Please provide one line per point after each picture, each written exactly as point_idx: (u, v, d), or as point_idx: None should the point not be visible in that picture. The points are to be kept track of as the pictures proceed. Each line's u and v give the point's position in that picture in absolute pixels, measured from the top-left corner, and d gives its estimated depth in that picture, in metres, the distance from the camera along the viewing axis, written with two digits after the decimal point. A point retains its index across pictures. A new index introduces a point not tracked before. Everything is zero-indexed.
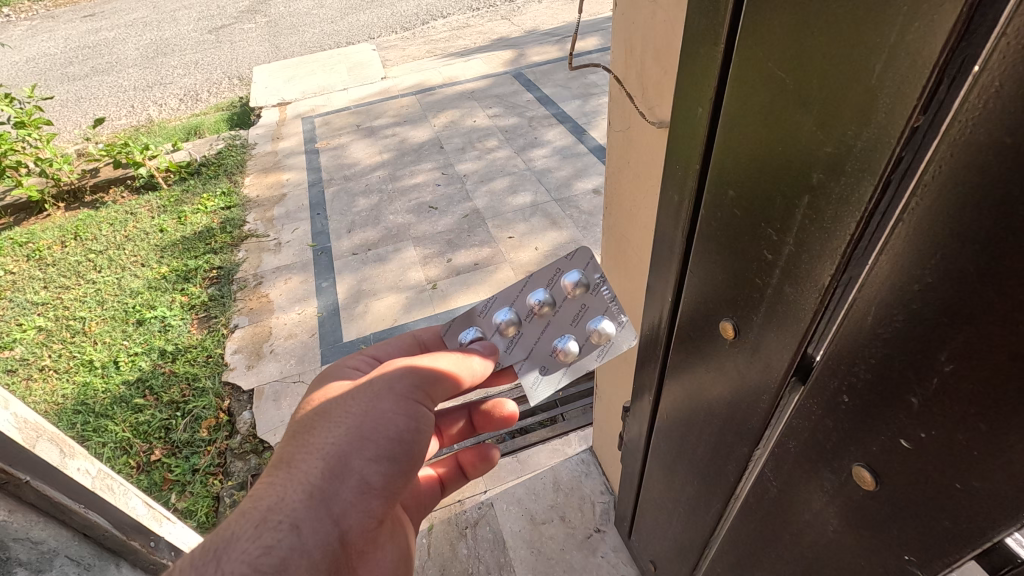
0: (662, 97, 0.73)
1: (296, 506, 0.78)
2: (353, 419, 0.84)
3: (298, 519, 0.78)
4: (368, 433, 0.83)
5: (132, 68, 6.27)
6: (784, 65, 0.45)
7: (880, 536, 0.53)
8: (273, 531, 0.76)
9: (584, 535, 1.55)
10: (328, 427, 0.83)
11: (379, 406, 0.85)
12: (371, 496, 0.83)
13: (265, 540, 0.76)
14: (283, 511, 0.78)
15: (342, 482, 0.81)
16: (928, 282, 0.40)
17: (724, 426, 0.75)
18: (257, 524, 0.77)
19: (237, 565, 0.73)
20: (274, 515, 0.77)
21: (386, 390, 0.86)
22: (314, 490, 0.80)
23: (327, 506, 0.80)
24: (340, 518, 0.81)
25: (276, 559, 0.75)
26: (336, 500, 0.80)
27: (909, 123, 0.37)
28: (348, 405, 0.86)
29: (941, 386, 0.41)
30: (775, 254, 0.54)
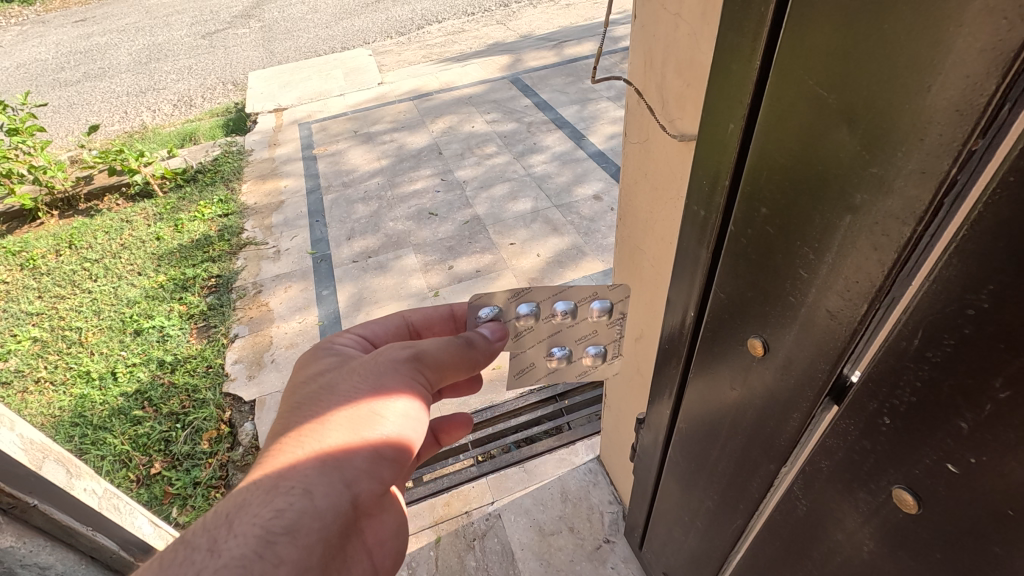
0: (685, 110, 0.72)
1: (308, 473, 0.75)
2: (363, 393, 0.82)
3: (310, 484, 0.75)
4: (378, 407, 0.81)
5: (124, 73, 6.22)
6: (825, 84, 0.44)
7: (917, 557, 0.53)
8: (285, 496, 0.73)
9: (593, 546, 1.54)
10: (338, 400, 0.82)
11: (385, 382, 0.84)
12: (382, 466, 0.81)
13: (277, 504, 0.72)
14: (295, 476, 0.75)
15: (354, 452, 0.79)
16: (983, 307, 0.38)
17: (749, 441, 0.74)
18: (269, 490, 0.74)
19: (250, 528, 0.70)
20: (286, 480, 0.74)
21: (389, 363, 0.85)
22: (326, 456, 0.77)
23: (340, 472, 0.77)
24: (351, 483, 0.77)
25: (287, 521, 0.71)
26: (347, 467, 0.78)
27: (966, 146, 0.37)
28: (356, 378, 0.84)
29: (996, 412, 0.40)
30: (810, 273, 0.53)
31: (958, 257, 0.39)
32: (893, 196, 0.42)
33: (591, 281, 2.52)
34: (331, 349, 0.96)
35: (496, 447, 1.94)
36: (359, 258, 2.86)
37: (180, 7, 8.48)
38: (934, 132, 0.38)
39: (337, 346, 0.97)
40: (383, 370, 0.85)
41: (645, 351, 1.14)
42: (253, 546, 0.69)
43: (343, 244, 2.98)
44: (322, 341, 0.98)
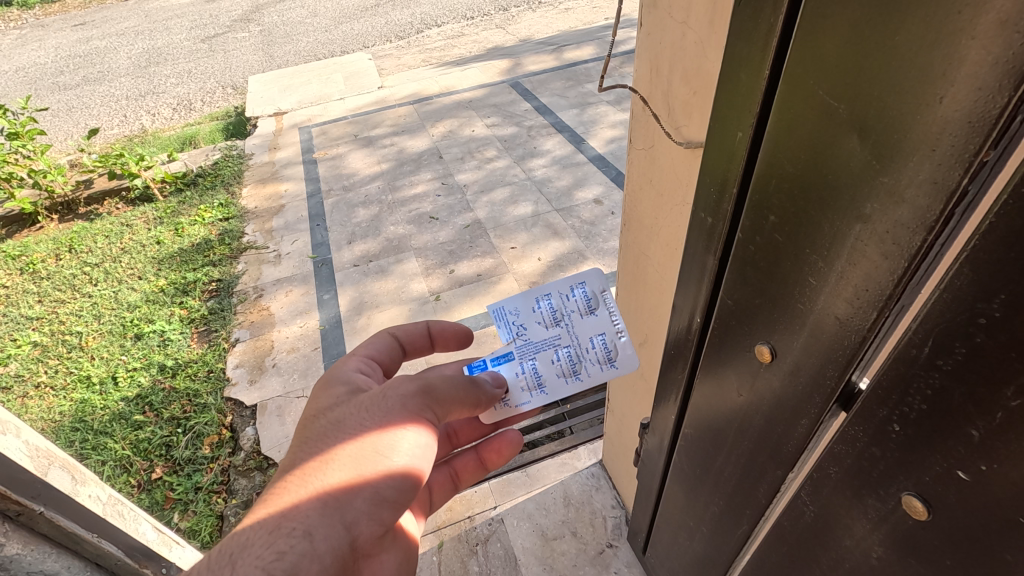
0: (691, 117, 0.72)
1: (308, 514, 0.75)
2: (368, 431, 0.81)
3: (311, 526, 0.75)
4: (383, 446, 0.80)
5: (124, 77, 6.22)
6: (835, 94, 0.44)
7: (927, 563, 0.53)
8: (287, 538, 0.73)
9: (596, 551, 1.54)
10: (343, 435, 0.81)
11: (392, 418, 0.83)
12: (384, 507, 0.80)
13: (278, 546, 0.72)
14: (296, 518, 0.75)
15: (356, 493, 0.78)
16: (995, 315, 0.39)
17: (756, 446, 0.75)
18: (271, 530, 0.74)
19: (251, 569, 0.70)
20: (287, 522, 0.75)
21: (398, 402, 0.84)
22: (327, 497, 0.77)
23: (340, 513, 0.77)
24: (351, 525, 0.77)
25: (288, 564, 0.71)
26: (348, 508, 0.77)
27: (978, 157, 0.37)
28: (362, 414, 0.84)
29: (1006, 419, 0.41)
30: (819, 280, 0.54)
31: (969, 266, 0.39)
32: (903, 206, 0.43)
33: None
34: (344, 378, 0.96)
35: None
36: (360, 262, 2.86)
37: (180, 12, 8.50)
38: (946, 144, 0.38)
39: (349, 375, 0.96)
40: (390, 407, 0.84)
41: (650, 356, 1.14)
42: None
43: (344, 248, 2.98)
44: (333, 370, 0.98)
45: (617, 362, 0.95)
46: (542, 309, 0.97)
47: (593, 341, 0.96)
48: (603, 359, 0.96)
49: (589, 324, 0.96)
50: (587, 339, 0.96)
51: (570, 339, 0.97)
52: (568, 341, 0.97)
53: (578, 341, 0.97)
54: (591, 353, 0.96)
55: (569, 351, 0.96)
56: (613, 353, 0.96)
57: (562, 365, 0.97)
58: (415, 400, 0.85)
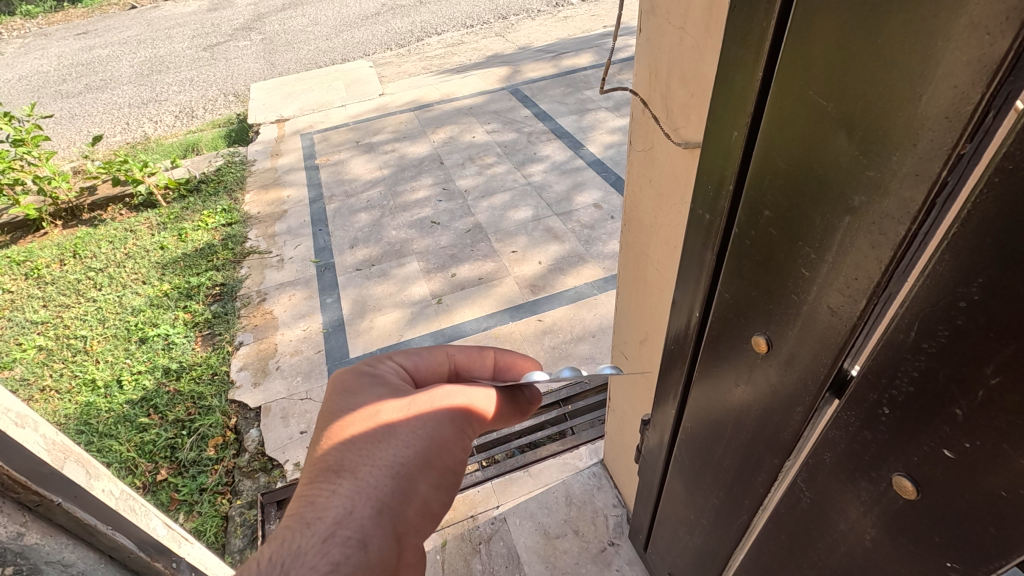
0: (688, 120, 0.75)
1: (364, 522, 0.73)
2: (421, 445, 0.80)
3: (366, 535, 0.72)
4: (436, 461, 0.81)
5: (127, 85, 6.27)
6: (823, 92, 0.47)
7: (917, 542, 0.55)
8: (341, 547, 0.71)
9: (597, 549, 1.55)
10: (394, 444, 0.79)
11: (444, 434, 0.82)
12: (429, 519, 0.80)
13: (332, 556, 0.69)
14: (351, 525, 0.72)
15: (409, 503, 0.77)
16: (974, 299, 0.41)
17: (754, 437, 0.77)
18: (324, 538, 0.71)
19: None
20: (342, 530, 0.72)
21: (448, 419, 0.83)
22: (383, 507, 0.75)
23: (393, 523, 0.75)
24: (401, 535, 0.76)
25: None
26: (399, 519, 0.76)
27: (955, 150, 0.40)
28: (416, 425, 0.81)
29: (987, 397, 0.43)
30: (812, 272, 0.56)
31: (949, 252, 0.42)
32: (889, 198, 0.46)
33: (593, 288, 2.54)
34: (371, 376, 0.89)
35: (501, 454, 1.96)
36: (362, 266, 2.89)
37: (182, 20, 8.56)
38: (926, 138, 0.41)
39: (382, 373, 0.90)
40: (442, 420, 0.83)
41: (650, 354, 1.16)
42: None
43: (346, 252, 3.00)
44: (353, 366, 0.92)
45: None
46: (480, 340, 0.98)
47: None
48: None
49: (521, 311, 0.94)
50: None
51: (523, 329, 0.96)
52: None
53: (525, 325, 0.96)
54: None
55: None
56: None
57: None
58: (464, 418, 0.85)
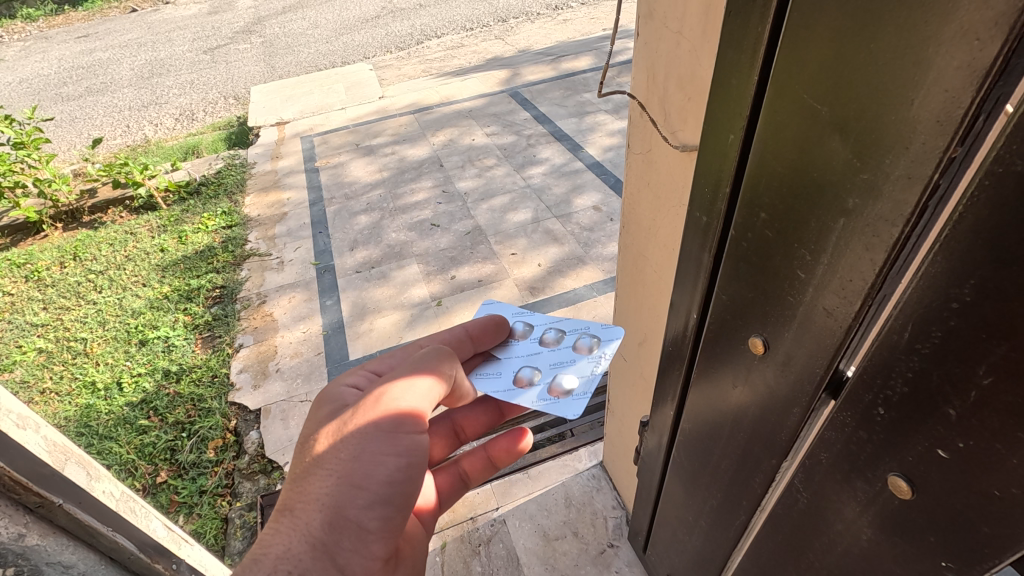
0: (686, 123, 0.76)
1: (302, 558, 0.80)
2: (346, 467, 0.85)
3: (304, 571, 0.79)
4: (360, 480, 0.86)
5: (128, 87, 6.28)
6: (818, 96, 0.48)
7: (912, 542, 0.56)
8: None
9: (597, 551, 1.55)
10: (322, 474, 0.85)
11: (370, 450, 0.87)
12: (372, 542, 0.87)
13: None
14: (291, 560, 0.79)
15: (341, 533, 0.84)
16: (966, 300, 0.42)
17: (751, 437, 0.77)
18: (268, 574, 0.78)
19: None
20: (283, 565, 0.79)
21: (373, 433, 0.87)
22: (318, 542, 0.82)
23: (330, 557, 0.82)
24: (343, 566, 0.84)
25: None
26: (339, 550, 0.83)
27: (947, 153, 0.41)
28: (341, 448, 0.86)
29: (980, 398, 0.44)
30: (808, 274, 0.57)
31: (942, 254, 0.42)
32: (882, 201, 0.46)
33: (592, 290, 2.55)
34: (332, 399, 0.96)
35: None
36: (362, 268, 2.89)
37: (183, 24, 8.58)
38: (919, 141, 0.42)
39: (341, 395, 0.97)
40: (366, 436, 0.87)
41: (649, 356, 1.17)
42: None
43: (346, 255, 3.01)
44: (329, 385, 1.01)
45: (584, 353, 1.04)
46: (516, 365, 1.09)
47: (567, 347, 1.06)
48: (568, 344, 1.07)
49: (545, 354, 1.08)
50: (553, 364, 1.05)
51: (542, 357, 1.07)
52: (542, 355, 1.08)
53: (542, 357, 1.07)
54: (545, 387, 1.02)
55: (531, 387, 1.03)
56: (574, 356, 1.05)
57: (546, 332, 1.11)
58: (389, 424, 0.88)
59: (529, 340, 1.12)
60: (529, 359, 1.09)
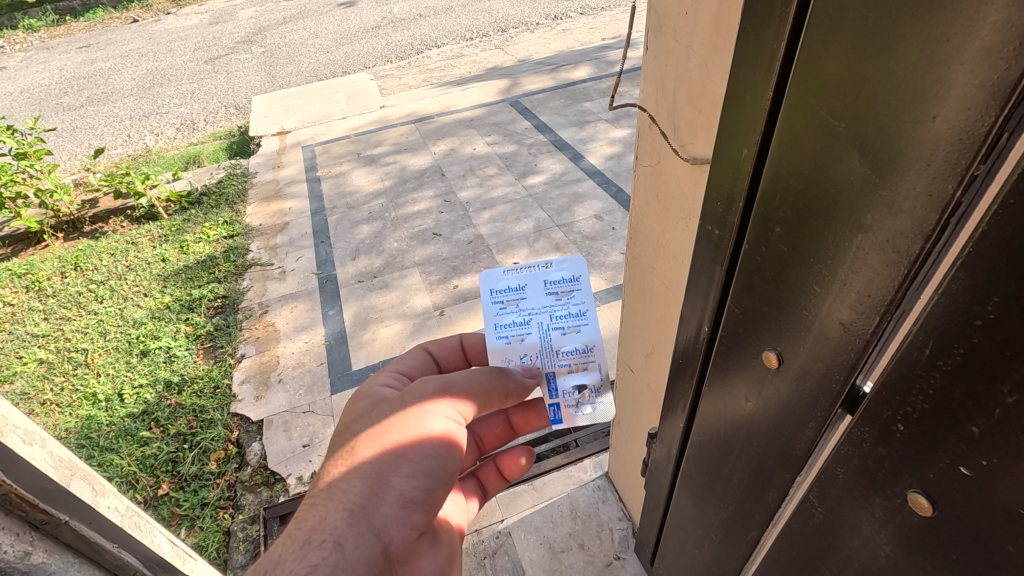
0: (696, 136, 0.76)
1: (337, 525, 0.80)
2: (392, 438, 0.87)
3: (341, 537, 0.79)
4: (403, 450, 0.87)
5: (128, 98, 6.31)
6: (835, 112, 0.48)
7: (933, 559, 0.55)
8: (318, 550, 0.77)
9: (603, 563, 1.54)
10: (367, 444, 0.88)
11: (415, 421, 0.89)
12: (412, 510, 0.86)
13: (311, 559, 0.76)
14: (326, 530, 0.79)
15: (382, 499, 0.84)
16: (990, 317, 0.42)
17: (764, 450, 0.77)
18: (302, 544, 0.78)
19: None
20: (318, 534, 0.79)
21: (419, 408, 0.91)
22: (355, 507, 0.82)
23: (369, 522, 0.82)
24: (381, 532, 0.82)
25: None
26: (376, 515, 0.83)
27: (969, 171, 0.40)
28: (386, 423, 0.90)
29: (1005, 415, 0.43)
30: (824, 287, 0.56)
31: (964, 271, 0.42)
32: (901, 217, 0.46)
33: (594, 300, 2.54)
34: (372, 397, 1.01)
35: None
36: (364, 278, 2.88)
37: (184, 34, 8.61)
38: (939, 158, 0.42)
39: (378, 393, 1.00)
40: (412, 411, 0.91)
41: (657, 367, 1.16)
42: None
43: (348, 264, 3.01)
44: (361, 390, 1.04)
45: (576, 273, 1.05)
46: (508, 334, 1.07)
47: (550, 290, 1.06)
48: (569, 289, 1.06)
49: (534, 295, 1.07)
50: (544, 296, 1.07)
51: (542, 313, 1.06)
52: (548, 318, 1.07)
53: (542, 308, 1.07)
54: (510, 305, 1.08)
55: (509, 322, 1.07)
56: (567, 276, 1.06)
57: (567, 325, 1.06)
58: (438, 402, 0.93)
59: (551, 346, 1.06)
60: (544, 324, 1.06)
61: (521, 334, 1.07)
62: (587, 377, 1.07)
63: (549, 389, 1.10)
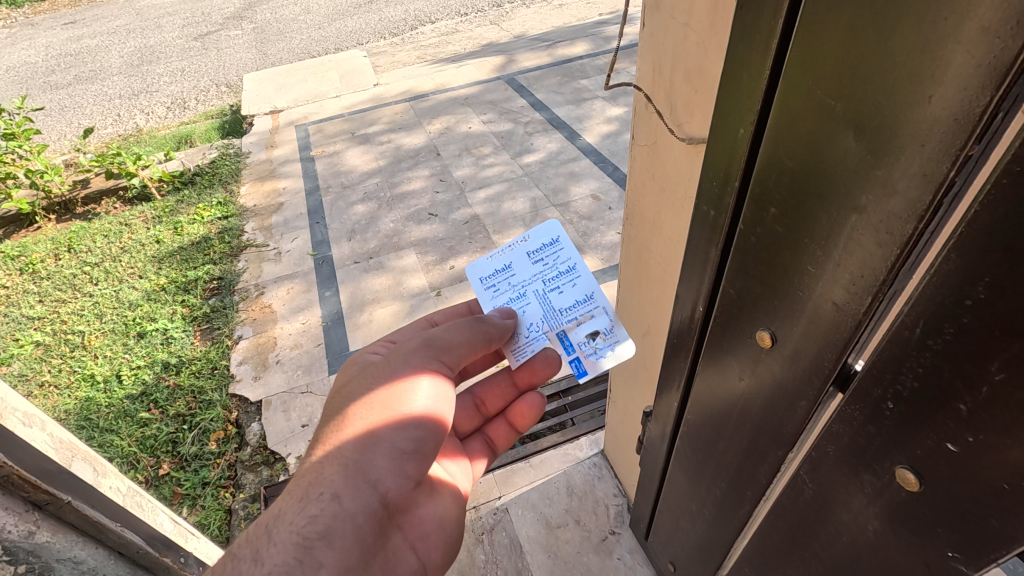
0: (693, 115, 0.75)
1: (334, 479, 0.83)
2: (379, 392, 0.90)
3: (338, 490, 0.82)
4: (391, 404, 0.88)
5: (116, 76, 6.18)
6: (832, 93, 0.47)
7: (919, 533, 0.56)
8: (317, 502, 0.81)
9: (599, 538, 1.57)
10: (356, 400, 0.90)
11: (400, 376, 0.91)
12: (405, 460, 0.88)
13: (310, 511, 0.80)
14: (323, 484, 0.82)
15: (374, 452, 0.86)
16: (980, 297, 0.42)
17: (757, 427, 0.78)
18: (302, 498, 0.82)
19: (287, 535, 0.78)
20: (316, 488, 0.82)
21: (403, 363, 0.93)
22: (349, 462, 0.84)
23: (363, 475, 0.84)
24: (376, 483, 0.85)
25: (321, 527, 0.79)
26: (370, 468, 0.85)
27: (963, 151, 0.40)
28: (373, 380, 0.92)
29: (991, 393, 0.44)
30: (818, 268, 0.57)
31: (957, 252, 0.42)
32: (895, 198, 0.46)
33: None
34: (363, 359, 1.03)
35: None
36: (360, 258, 2.87)
37: (172, 10, 8.43)
38: (935, 139, 0.41)
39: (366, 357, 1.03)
40: (397, 367, 0.93)
41: (653, 347, 1.17)
42: (293, 552, 0.77)
43: (344, 244, 2.99)
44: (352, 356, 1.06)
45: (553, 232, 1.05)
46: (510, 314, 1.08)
47: (536, 259, 1.07)
48: (552, 250, 1.06)
49: (523, 268, 1.08)
50: (530, 266, 1.08)
51: (535, 281, 1.07)
52: (540, 282, 1.07)
53: (533, 277, 1.08)
54: (504, 285, 1.10)
55: (505, 300, 1.09)
56: (546, 240, 1.06)
57: (560, 281, 1.05)
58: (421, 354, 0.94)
59: (552, 305, 1.06)
60: (539, 287, 1.07)
61: (521, 306, 1.08)
62: (596, 321, 1.05)
63: (563, 348, 1.07)
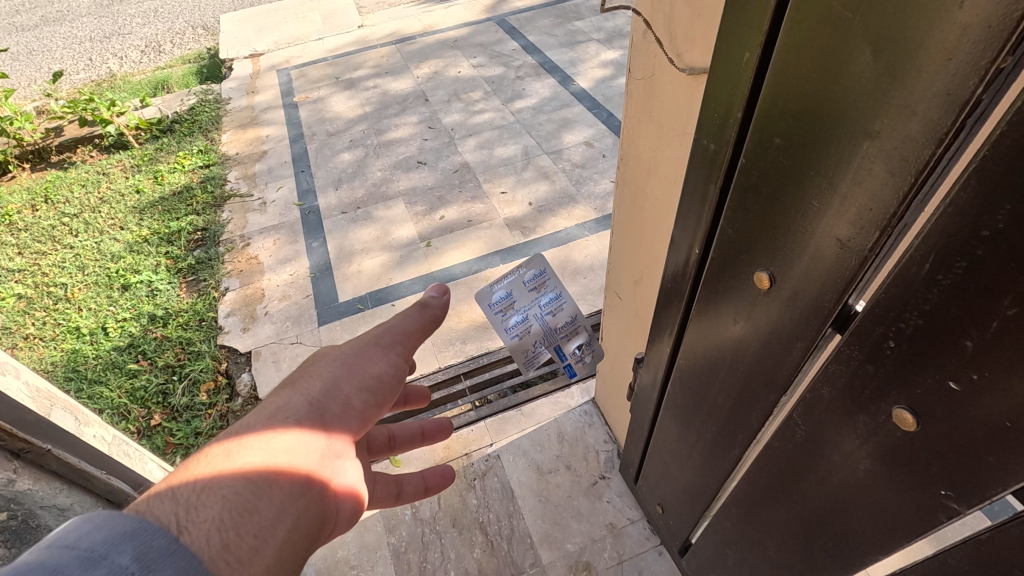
0: (694, 43, 0.70)
1: (296, 408, 0.71)
2: (348, 354, 0.81)
3: (300, 421, 0.70)
4: (360, 364, 0.80)
5: (85, 16, 5.85)
6: (850, 4, 0.43)
7: (912, 473, 0.55)
8: (272, 429, 0.69)
9: (589, 483, 1.60)
10: (324, 359, 0.80)
11: (371, 348, 0.83)
12: (356, 423, 0.75)
13: (264, 430, 0.68)
14: (285, 411, 0.71)
15: (332, 401, 0.74)
16: (998, 227, 0.39)
17: (750, 371, 0.76)
18: (259, 420, 0.70)
19: (247, 445, 0.66)
20: (279, 413, 0.71)
21: (375, 335, 0.84)
22: (312, 399, 0.73)
23: (323, 417, 0.72)
24: (331, 430, 0.72)
25: (274, 449, 0.67)
26: (330, 412, 0.73)
27: (993, 65, 0.37)
28: (342, 345, 0.83)
29: (1001, 329, 0.42)
30: (822, 203, 0.54)
31: (978, 179, 0.39)
32: (915, 121, 0.43)
33: (585, 228, 2.48)
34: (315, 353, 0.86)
35: (493, 392, 1.92)
36: (347, 208, 2.80)
37: None
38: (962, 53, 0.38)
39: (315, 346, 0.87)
40: (372, 337, 0.84)
41: (645, 294, 1.15)
42: (244, 469, 0.63)
43: (330, 193, 2.91)
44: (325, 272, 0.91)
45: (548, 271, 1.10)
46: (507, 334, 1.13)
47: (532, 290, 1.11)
48: (544, 282, 1.11)
49: (521, 299, 1.11)
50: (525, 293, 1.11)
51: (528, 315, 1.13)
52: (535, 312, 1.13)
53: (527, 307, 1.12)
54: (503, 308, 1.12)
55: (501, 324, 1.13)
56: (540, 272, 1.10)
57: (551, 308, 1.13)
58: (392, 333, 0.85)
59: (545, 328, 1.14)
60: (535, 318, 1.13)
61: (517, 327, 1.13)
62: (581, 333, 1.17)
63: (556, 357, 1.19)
